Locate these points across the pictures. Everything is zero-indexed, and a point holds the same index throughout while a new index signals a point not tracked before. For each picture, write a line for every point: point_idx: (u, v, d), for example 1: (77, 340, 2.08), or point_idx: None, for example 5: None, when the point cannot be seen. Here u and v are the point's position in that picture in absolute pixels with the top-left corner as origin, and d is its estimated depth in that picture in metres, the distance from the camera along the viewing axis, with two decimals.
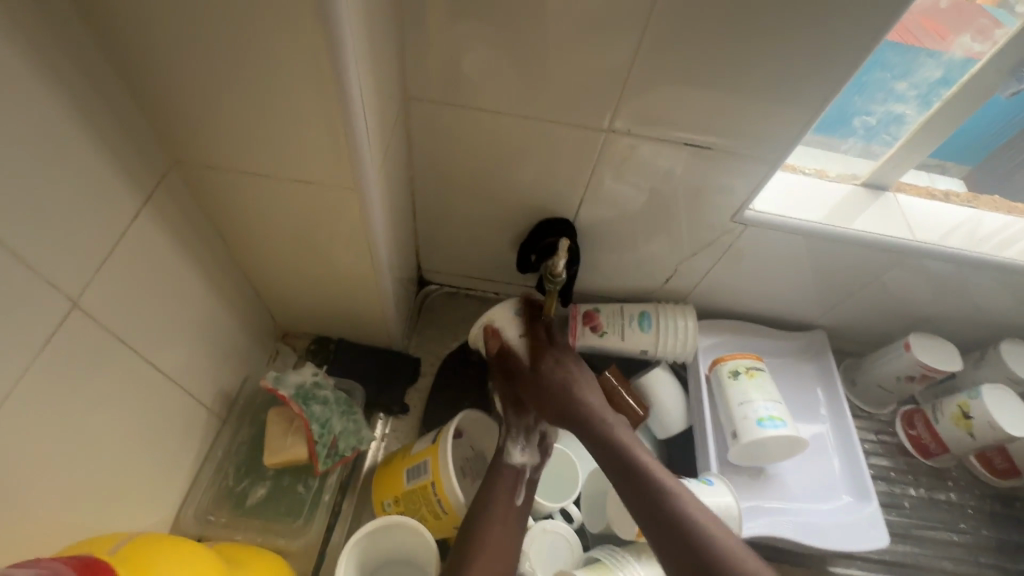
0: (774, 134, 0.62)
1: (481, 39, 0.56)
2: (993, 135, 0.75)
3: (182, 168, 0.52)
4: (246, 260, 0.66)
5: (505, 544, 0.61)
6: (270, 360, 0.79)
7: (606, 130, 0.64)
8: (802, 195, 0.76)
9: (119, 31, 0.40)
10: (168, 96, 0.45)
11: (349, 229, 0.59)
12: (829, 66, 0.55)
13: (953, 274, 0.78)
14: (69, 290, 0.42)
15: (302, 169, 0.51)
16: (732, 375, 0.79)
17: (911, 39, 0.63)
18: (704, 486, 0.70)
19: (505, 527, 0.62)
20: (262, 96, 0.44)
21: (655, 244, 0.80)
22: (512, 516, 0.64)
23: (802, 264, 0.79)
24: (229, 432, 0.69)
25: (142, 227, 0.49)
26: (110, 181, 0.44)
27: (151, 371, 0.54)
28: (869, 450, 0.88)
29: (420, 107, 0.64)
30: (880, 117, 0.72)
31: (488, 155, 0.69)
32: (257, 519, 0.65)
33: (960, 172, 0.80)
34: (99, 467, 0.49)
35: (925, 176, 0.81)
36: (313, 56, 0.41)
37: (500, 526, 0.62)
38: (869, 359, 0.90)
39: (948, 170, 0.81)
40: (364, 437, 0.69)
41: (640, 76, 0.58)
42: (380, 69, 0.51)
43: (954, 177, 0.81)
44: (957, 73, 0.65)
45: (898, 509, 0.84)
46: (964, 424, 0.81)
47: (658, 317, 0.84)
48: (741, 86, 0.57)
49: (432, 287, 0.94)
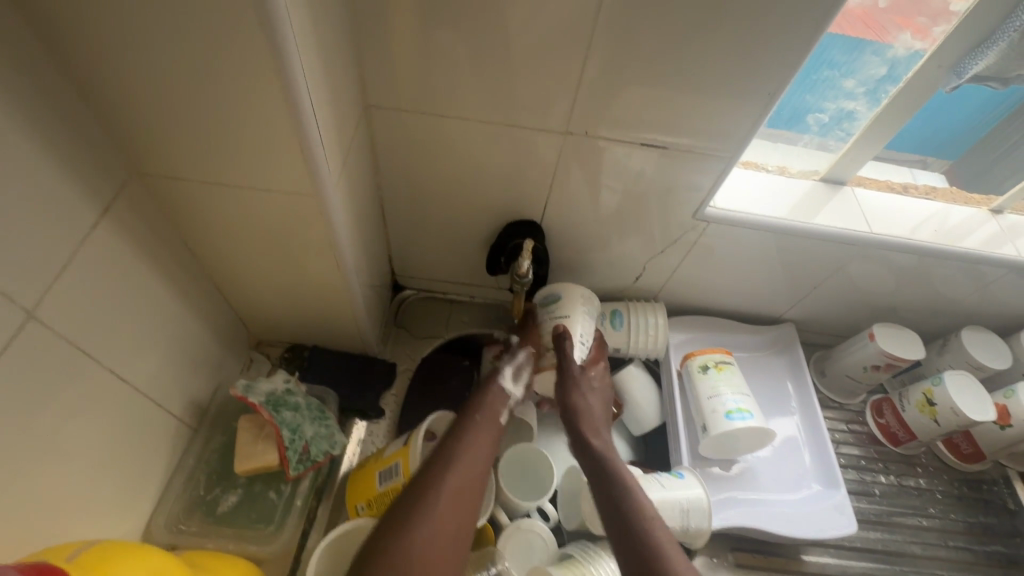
0: (729, 130, 0.64)
1: (437, 47, 0.58)
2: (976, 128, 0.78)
3: (144, 178, 0.53)
4: (213, 270, 0.66)
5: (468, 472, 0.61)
6: (244, 369, 0.80)
7: (565, 132, 0.66)
8: (763, 192, 0.78)
9: (69, 45, 0.41)
10: (123, 108, 0.46)
11: (313, 236, 0.59)
12: (773, 66, 0.57)
13: (912, 265, 0.80)
14: (25, 302, 0.43)
15: (261, 178, 0.52)
16: (702, 369, 0.80)
17: (881, 32, 0.66)
18: (675, 479, 0.72)
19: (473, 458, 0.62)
20: (217, 107, 0.45)
21: (622, 243, 0.81)
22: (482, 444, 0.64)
23: (766, 259, 0.81)
24: (201, 442, 0.69)
25: (102, 237, 0.49)
26: (66, 192, 0.45)
27: (116, 381, 0.54)
28: (840, 440, 0.90)
29: (382, 114, 0.65)
30: (832, 113, 0.75)
31: (453, 159, 0.70)
32: (229, 526, 0.65)
33: (940, 166, 0.84)
34: (64, 477, 0.49)
35: (906, 170, 0.84)
36: (261, 64, 0.42)
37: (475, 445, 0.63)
38: (837, 350, 0.93)
39: (929, 165, 0.84)
40: (336, 441, 0.69)
41: (594, 78, 0.59)
42: (334, 77, 0.52)
43: (935, 172, 0.85)
44: (902, 69, 0.67)
45: (869, 496, 0.85)
46: (929, 410, 0.83)
47: (629, 315, 0.86)
48: (691, 86, 0.59)
49: (409, 293, 0.94)
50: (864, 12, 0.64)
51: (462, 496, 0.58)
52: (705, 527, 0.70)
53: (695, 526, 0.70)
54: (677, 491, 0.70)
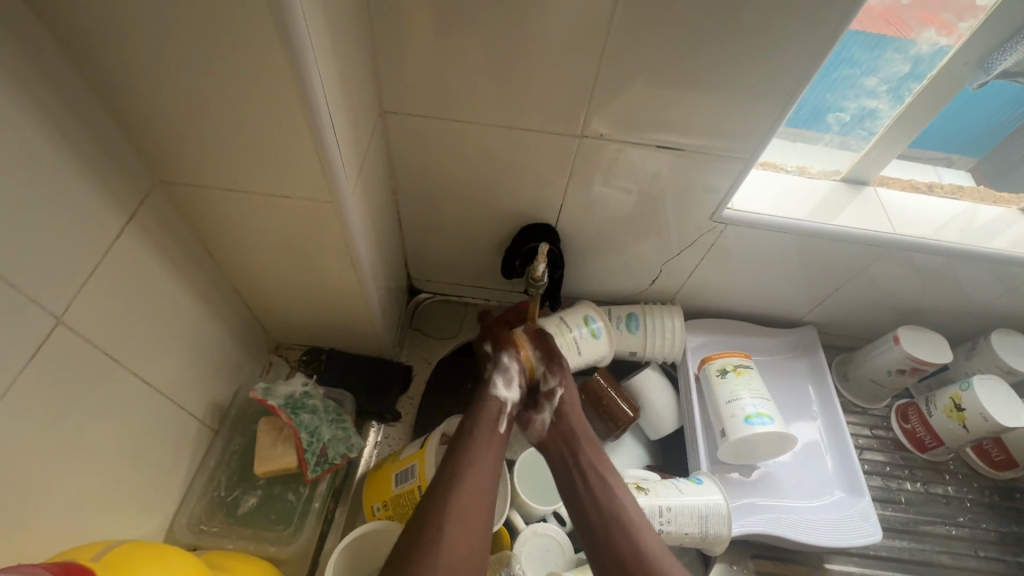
0: (747, 129, 0.63)
1: (451, 53, 0.58)
2: (999, 128, 0.75)
3: (165, 186, 0.54)
4: (233, 275, 0.68)
5: (477, 488, 0.61)
6: (264, 371, 0.81)
7: (580, 135, 0.65)
8: (782, 192, 0.77)
9: (94, 57, 0.42)
10: (145, 118, 0.47)
11: (330, 241, 0.60)
12: (791, 66, 0.56)
13: (940, 267, 0.78)
14: (53, 307, 0.44)
15: (280, 184, 0.53)
16: (720, 374, 0.79)
17: (904, 28, 0.63)
18: (693, 485, 0.71)
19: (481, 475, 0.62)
20: (235, 117, 0.46)
21: (638, 246, 0.81)
22: (490, 450, 0.65)
23: (787, 261, 0.80)
24: (222, 444, 0.70)
25: (125, 244, 0.51)
26: (91, 201, 0.46)
27: (140, 384, 0.55)
28: (864, 445, 0.88)
29: (397, 120, 0.66)
30: (853, 112, 0.73)
31: (468, 164, 0.71)
32: (249, 527, 0.66)
33: (965, 163, 0.82)
34: (90, 479, 0.51)
35: (930, 169, 0.82)
36: (279, 75, 0.43)
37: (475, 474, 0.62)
38: (860, 354, 0.90)
39: (954, 162, 0.82)
40: (354, 444, 0.70)
41: (608, 80, 0.59)
42: (350, 84, 0.52)
43: (961, 169, 0.82)
44: (926, 66, 0.65)
45: (895, 504, 0.83)
46: (957, 415, 0.81)
47: (646, 318, 0.85)
48: (707, 86, 0.59)
49: (424, 296, 0.95)
50: (889, 8, 0.62)
51: (467, 526, 0.58)
52: (724, 534, 0.69)
53: (714, 533, 0.69)
54: (695, 497, 0.69)
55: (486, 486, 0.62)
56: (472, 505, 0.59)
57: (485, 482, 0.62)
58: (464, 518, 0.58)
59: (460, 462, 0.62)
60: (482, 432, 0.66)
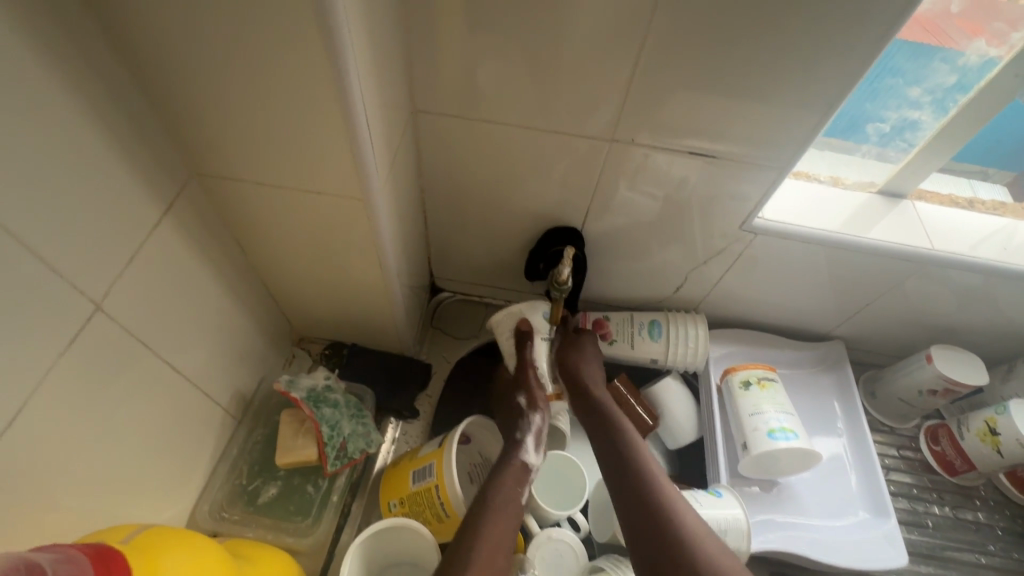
0: (783, 138, 0.61)
1: (483, 54, 0.58)
2: None
3: (202, 179, 0.55)
4: (262, 267, 0.69)
5: (501, 542, 0.58)
6: (286, 363, 0.82)
7: (611, 139, 0.65)
8: (816, 203, 0.75)
9: (140, 50, 0.43)
10: (186, 112, 0.48)
11: (357, 237, 0.61)
12: (834, 75, 0.55)
13: (978, 285, 0.75)
14: (93, 294, 0.45)
15: (311, 179, 0.54)
16: (743, 386, 0.78)
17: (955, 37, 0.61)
18: (712, 497, 0.69)
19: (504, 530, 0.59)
20: (272, 112, 0.47)
21: (664, 252, 0.80)
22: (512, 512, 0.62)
23: (816, 273, 0.78)
24: (245, 433, 0.71)
25: (162, 234, 0.52)
26: (132, 191, 0.47)
27: (169, 371, 0.56)
28: (890, 466, 0.85)
29: (428, 119, 0.66)
30: (894, 123, 0.71)
31: (497, 164, 0.71)
32: (268, 517, 0.67)
33: (1003, 177, 0.78)
34: (118, 462, 0.52)
35: (964, 183, 0.79)
36: (318, 73, 0.43)
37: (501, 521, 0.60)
38: (891, 372, 0.88)
39: (991, 176, 0.78)
40: (373, 440, 0.70)
41: (643, 84, 0.58)
42: (386, 82, 0.53)
43: (998, 184, 0.79)
44: (973, 78, 0.63)
45: (921, 527, 0.81)
46: (991, 440, 0.78)
47: (668, 326, 0.84)
48: (744, 93, 0.57)
49: (445, 294, 0.95)
50: (940, 17, 0.60)
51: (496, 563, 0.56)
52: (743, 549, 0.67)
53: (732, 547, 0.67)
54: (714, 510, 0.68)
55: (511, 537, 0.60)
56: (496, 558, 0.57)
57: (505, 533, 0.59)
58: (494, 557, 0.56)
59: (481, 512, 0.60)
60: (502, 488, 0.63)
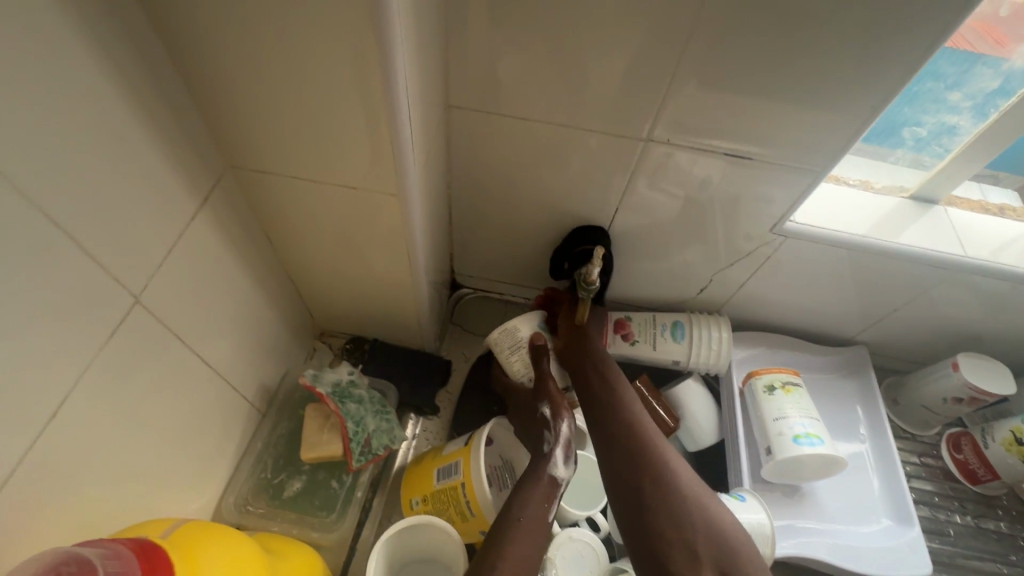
0: (821, 142, 0.60)
1: (521, 51, 0.57)
2: None
3: (236, 172, 0.55)
4: (289, 260, 0.68)
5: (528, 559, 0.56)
6: (308, 357, 0.82)
7: (645, 138, 0.64)
8: (847, 207, 0.74)
9: (184, 42, 0.43)
10: (226, 104, 0.47)
11: (389, 233, 0.60)
12: (881, 79, 0.53)
13: (1009, 293, 0.74)
14: (132, 286, 0.45)
15: (347, 175, 0.53)
16: (767, 390, 0.77)
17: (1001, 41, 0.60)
18: (736, 502, 0.69)
19: (530, 543, 0.57)
20: (315, 107, 0.46)
21: (689, 254, 0.79)
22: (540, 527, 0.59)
23: (844, 278, 0.77)
24: (269, 426, 0.71)
25: (197, 227, 0.52)
26: (171, 184, 0.47)
27: (199, 364, 0.56)
28: (911, 473, 0.85)
29: (460, 115, 0.66)
30: (931, 128, 0.70)
31: (527, 162, 0.70)
32: (292, 512, 0.67)
33: (1014, 183, 0.77)
34: (150, 454, 0.52)
35: (975, 186, 0.79)
36: (365, 68, 0.42)
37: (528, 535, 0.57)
38: (914, 379, 0.87)
39: (1000, 180, 0.78)
40: (396, 436, 0.70)
41: (682, 84, 0.57)
42: (425, 78, 0.52)
43: (1009, 189, 0.78)
44: (1018, 82, 0.62)
45: (942, 536, 0.80)
46: (1017, 450, 0.77)
47: (691, 327, 0.83)
48: (788, 96, 0.56)
49: (466, 291, 0.95)
50: (984, 24, 0.59)
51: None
52: (766, 554, 0.67)
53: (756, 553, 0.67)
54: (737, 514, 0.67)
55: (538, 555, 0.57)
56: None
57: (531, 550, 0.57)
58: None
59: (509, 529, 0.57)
60: (530, 504, 0.60)
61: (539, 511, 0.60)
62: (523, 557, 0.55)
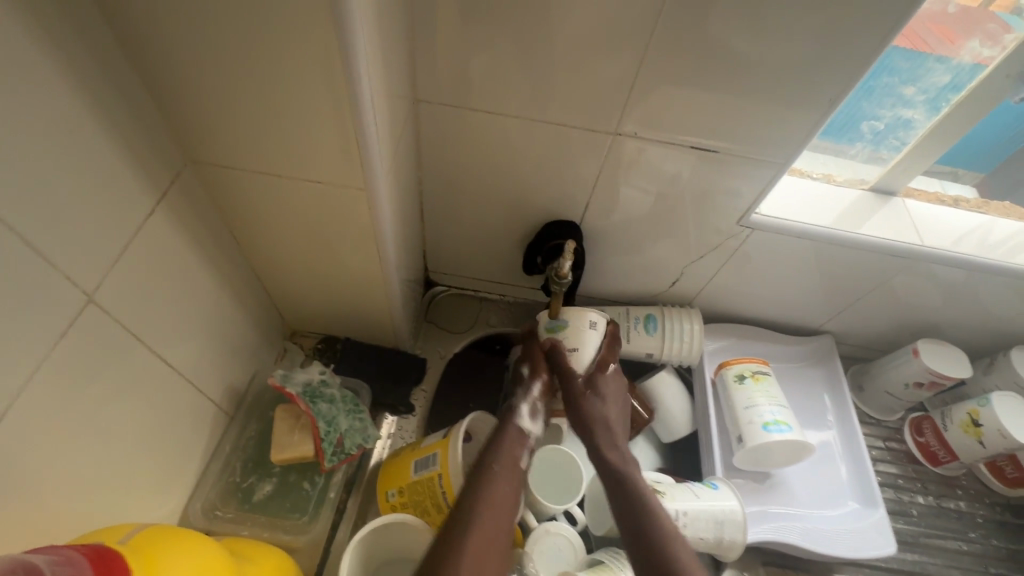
0: (783, 136, 0.62)
1: (488, 45, 0.57)
2: (1007, 143, 0.75)
3: (196, 167, 0.54)
4: (255, 259, 0.67)
5: (501, 508, 0.58)
6: (278, 358, 0.80)
7: (613, 132, 0.64)
8: (810, 200, 0.76)
9: (136, 30, 0.41)
10: (183, 97, 0.46)
11: (358, 230, 0.59)
12: (839, 73, 0.55)
13: (964, 281, 0.77)
14: (85, 285, 0.43)
15: (313, 169, 0.52)
16: (738, 379, 0.79)
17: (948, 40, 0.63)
18: (709, 490, 0.70)
19: (502, 495, 0.59)
20: (275, 98, 0.45)
21: (660, 248, 0.80)
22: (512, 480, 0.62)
23: (810, 269, 0.79)
24: (237, 429, 0.70)
25: (156, 223, 0.50)
26: (126, 180, 0.46)
27: (161, 366, 0.54)
28: (877, 457, 0.88)
29: (429, 109, 0.65)
30: (888, 121, 0.72)
31: (497, 157, 0.70)
32: (263, 515, 0.66)
33: (972, 177, 0.81)
34: (109, 460, 0.50)
35: (935, 181, 0.81)
36: (327, 58, 0.42)
37: (501, 492, 0.60)
38: (877, 366, 0.90)
39: (960, 176, 0.81)
40: (370, 435, 0.69)
41: (648, 78, 0.58)
42: (390, 70, 0.51)
43: (966, 183, 0.82)
44: (966, 78, 0.65)
45: (906, 516, 0.83)
46: (974, 431, 0.80)
47: (664, 320, 0.84)
48: (750, 89, 0.57)
49: (440, 289, 0.95)
50: (937, 23, 0.62)
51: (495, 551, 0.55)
52: (739, 540, 0.68)
53: (728, 539, 0.68)
54: (711, 502, 0.68)
55: (509, 511, 0.59)
56: (492, 531, 0.56)
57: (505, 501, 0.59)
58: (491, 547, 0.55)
59: (480, 483, 0.59)
60: (502, 456, 0.63)
61: (511, 465, 0.63)
62: (495, 511, 0.58)
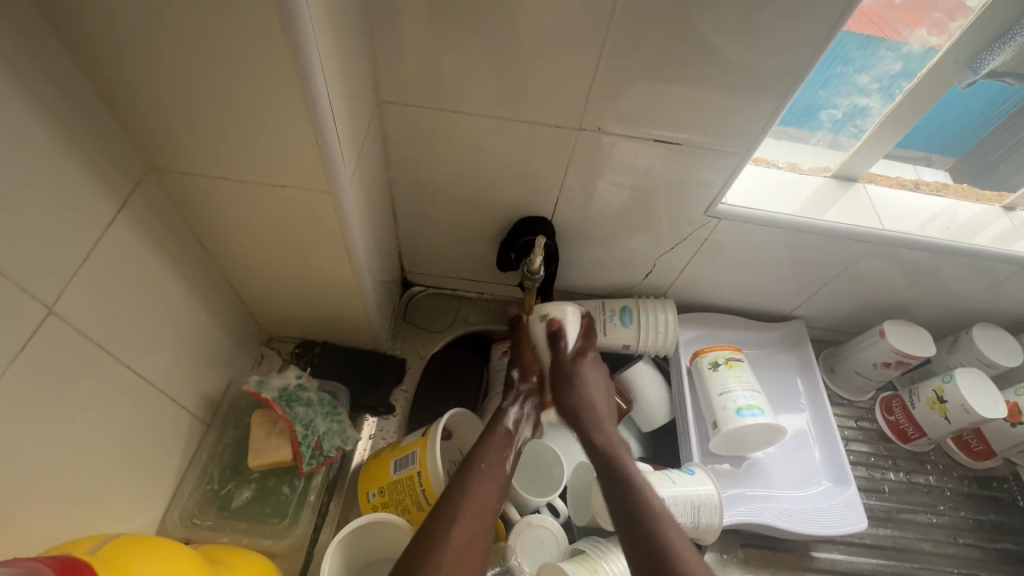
0: (742, 126, 0.63)
1: (448, 43, 0.58)
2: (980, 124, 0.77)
3: (159, 174, 0.53)
4: (226, 265, 0.67)
5: (484, 502, 0.61)
6: (255, 364, 0.80)
7: (578, 127, 0.65)
8: (775, 189, 0.78)
9: (85, 38, 0.41)
10: (139, 103, 0.46)
11: (326, 232, 0.60)
12: (790, 63, 0.56)
13: (926, 262, 0.79)
14: (45, 296, 0.43)
15: (276, 173, 0.52)
16: (712, 366, 0.80)
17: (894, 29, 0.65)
18: (686, 476, 0.72)
19: (487, 489, 0.62)
20: (233, 103, 0.45)
21: (631, 241, 0.81)
22: (495, 478, 0.64)
23: (778, 256, 0.81)
24: (215, 436, 0.70)
25: (119, 232, 0.50)
26: (85, 189, 0.45)
27: (131, 375, 0.54)
28: (849, 437, 0.90)
29: (394, 110, 0.65)
30: (845, 110, 0.74)
31: (465, 156, 0.70)
32: (242, 521, 0.66)
33: (944, 163, 0.83)
34: (81, 472, 0.50)
35: (910, 168, 0.83)
36: (280, 60, 0.42)
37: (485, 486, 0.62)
38: (848, 348, 0.92)
39: (934, 162, 0.83)
40: (349, 437, 0.69)
41: (607, 73, 0.59)
42: (350, 71, 0.52)
43: (941, 170, 0.84)
44: (917, 64, 0.67)
45: (879, 493, 0.85)
46: (940, 407, 0.83)
47: (639, 311, 0.86)
48: (707, 80, 0.59)
49: (418, 289, 0.95)
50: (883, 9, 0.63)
51: (474, 548, 0.57)
52: (716, 523, 0.70)
53: (706, 522, 0.70)
54: (687, 487, 0.70)
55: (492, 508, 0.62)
56: (477, 522, 0.59)
57: (490, 498, 0.62)
58: (468, 545, 0.57)
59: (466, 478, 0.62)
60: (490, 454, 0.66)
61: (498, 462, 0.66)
62: (479, 505, 0.60)
